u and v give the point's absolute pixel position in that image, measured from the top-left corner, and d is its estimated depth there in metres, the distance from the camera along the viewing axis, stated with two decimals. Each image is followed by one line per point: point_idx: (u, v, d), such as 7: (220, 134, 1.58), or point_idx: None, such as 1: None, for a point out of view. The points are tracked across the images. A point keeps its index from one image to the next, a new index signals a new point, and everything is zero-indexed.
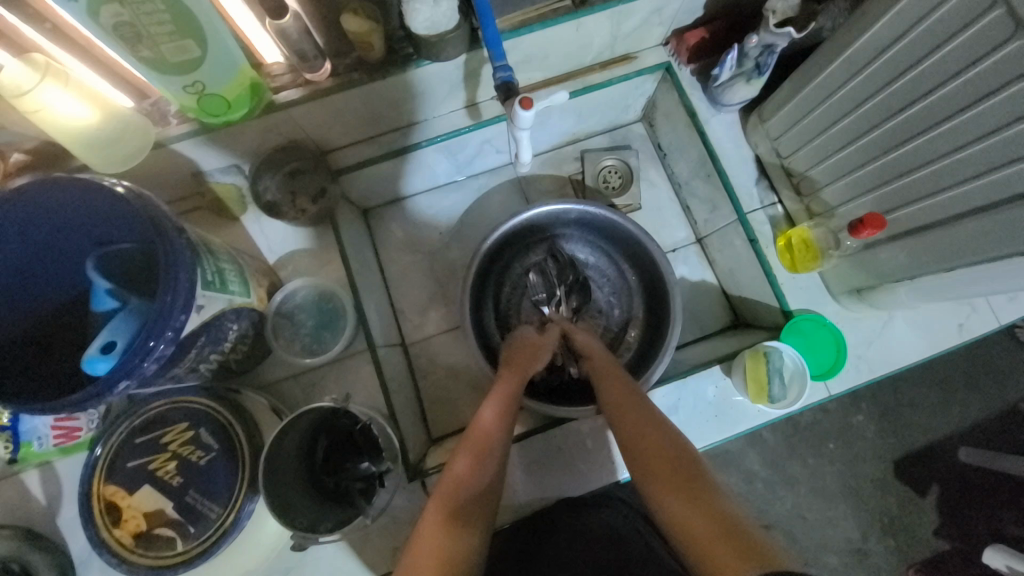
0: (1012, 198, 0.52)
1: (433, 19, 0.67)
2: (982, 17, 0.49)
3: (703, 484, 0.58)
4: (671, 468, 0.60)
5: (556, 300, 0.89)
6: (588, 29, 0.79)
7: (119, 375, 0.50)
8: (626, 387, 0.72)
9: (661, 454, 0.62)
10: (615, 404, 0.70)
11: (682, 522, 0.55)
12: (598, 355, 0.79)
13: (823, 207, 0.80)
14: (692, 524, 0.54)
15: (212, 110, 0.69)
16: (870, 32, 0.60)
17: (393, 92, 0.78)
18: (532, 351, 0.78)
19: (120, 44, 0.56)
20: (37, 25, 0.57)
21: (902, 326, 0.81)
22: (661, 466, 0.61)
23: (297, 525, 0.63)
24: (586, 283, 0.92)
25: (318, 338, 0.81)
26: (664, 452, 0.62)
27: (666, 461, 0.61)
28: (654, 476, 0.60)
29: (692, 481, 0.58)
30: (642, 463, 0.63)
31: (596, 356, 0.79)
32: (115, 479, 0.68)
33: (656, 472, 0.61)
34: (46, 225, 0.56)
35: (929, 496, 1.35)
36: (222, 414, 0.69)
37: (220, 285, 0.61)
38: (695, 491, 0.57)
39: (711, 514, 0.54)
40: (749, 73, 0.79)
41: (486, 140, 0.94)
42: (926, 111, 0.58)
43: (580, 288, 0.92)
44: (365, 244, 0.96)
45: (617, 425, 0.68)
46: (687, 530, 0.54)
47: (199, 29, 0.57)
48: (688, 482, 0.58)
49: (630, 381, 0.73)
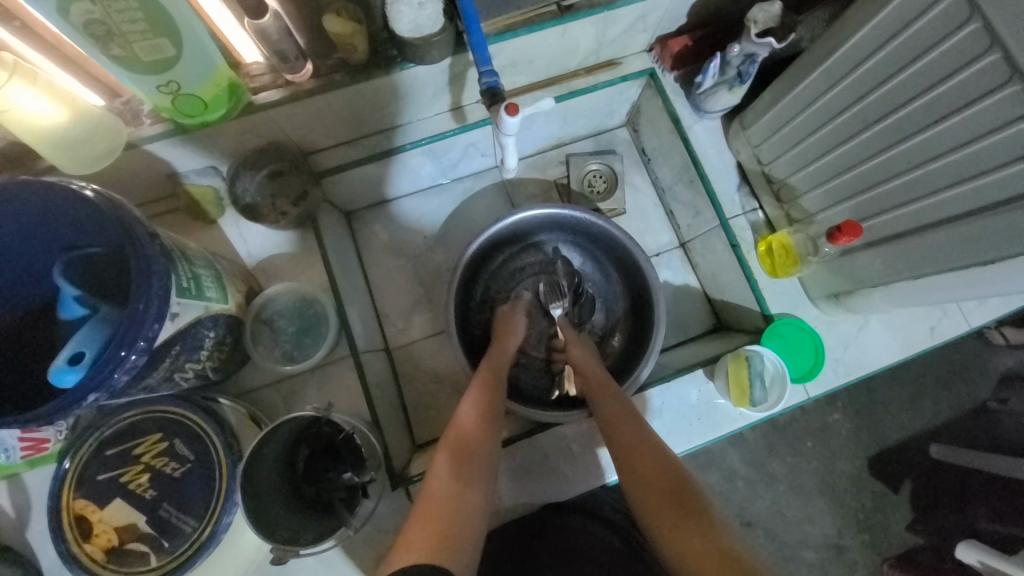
0: (983, 208, 0.54)
1: (417, 22, 0.67)
2: (958, 31, 0.51)
3: (697, 504, 0.58)
4: (665, 487, 0.60)
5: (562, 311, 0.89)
6: (573, 35, 0.79)
7: (88, 388, 0.48)
8: (615, 399, 0.72)
9: (651, 471, 0.62)
10: (609, 418, 0.70)
11: (680, 543, 0.55)
12: (588, 363, 0.79)
13: (802, 213, 0.81)
14: (687, 543, 0.54)
15: (188, 110, 0.67)
16: (848, 43, 0.62)
17: (377, 94, 0.77)
18: (511, 355, 0.80)
19: (90, 43, 0.54)
20: (5, 22, 0.54)
21: (878, 330, 0.84)
22: (654, 485, 0.61)
23: (277, 537, 0.62)
24: (585, 293, 0.93)
25: (299, 344, 0.79)
26: (657, 466, 0.62)
27: (659, 482, 0.61)
28: (647, 493, 0.60)
29: (686, 503, 0.58)
30: (633, 479, 0.63)
31: (582, 365, 0.80)
32: (85, 493, 0.65)
33: (651, 489, 0.60)
34: (4, 228, 0.53)
35: (901, 492, 1.39)
36: (197, 425, 0.67)
37: (195, 292, 0.60)
38: (688, 511, 0.57)
39: (703, 532, 0.55)
40: (731, 81, 0.80)
41: (471, 143, 0.93)
42: (902, 123, 0.60)
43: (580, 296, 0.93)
44: (347, 247, 0.94)
45: (610, 438, 0.68)
46: (683, 552, 0.54)
47: (174, 25, 0.55)
48: (681, 502, 0.58)
49: (621, 393, 0.73)
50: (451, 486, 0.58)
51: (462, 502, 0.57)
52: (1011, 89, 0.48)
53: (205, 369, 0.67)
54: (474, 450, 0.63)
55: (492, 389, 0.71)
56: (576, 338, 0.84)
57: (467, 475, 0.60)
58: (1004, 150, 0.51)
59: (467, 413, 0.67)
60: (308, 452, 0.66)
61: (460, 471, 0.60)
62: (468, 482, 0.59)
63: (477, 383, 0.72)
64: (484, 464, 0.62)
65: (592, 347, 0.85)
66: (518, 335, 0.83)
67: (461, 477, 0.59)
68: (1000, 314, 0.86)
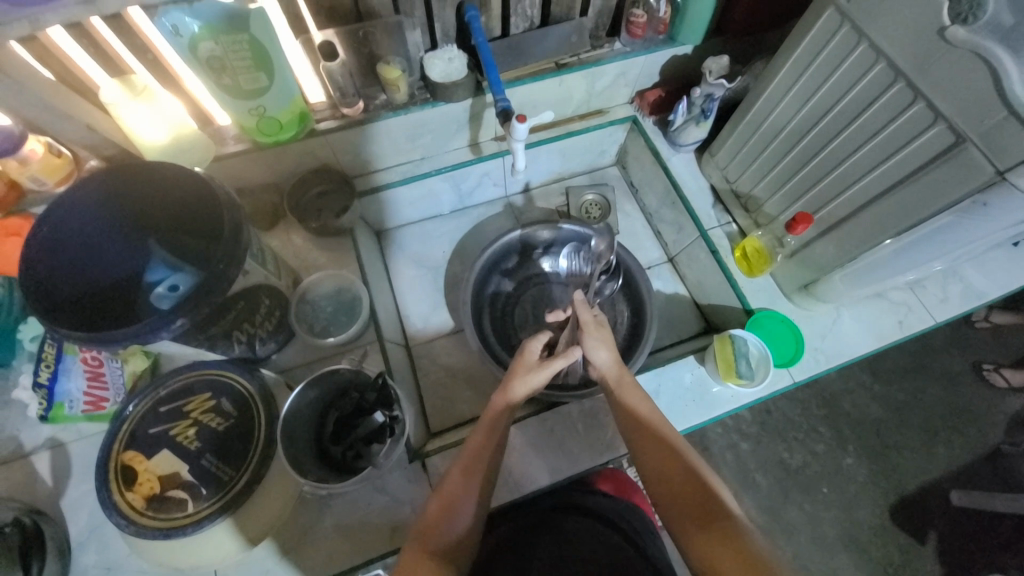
0: (895, 184, 0.68)
1: (447, 71, 0.90)
2: (853, 52, 0.68)
3: (720, 515, 0.60)
4: (685, 498, 0.63)
5: (588, 279, 1.05)
6: (569, 85, 1.00)
7: (175, 313, 0.60)
8: (632, 409, 0.73)
9: (671, 481, 0.65)
10: (627, 423, 0.73)
11: (701, 550, 0.58)
12: (609, 357, 0.77)
13: (767, 218, 0.95)
14: (709, 553, 0.57)
15: (267, 130, 0.85)
16: (779, 77, 0.80)
17: (413, 127, 0.96)
18: (527, 390, 0.73)
19: (208, 73, 0.73)
20: (141, 54, 0.74)
21: (850, 321, 0.93)
22: (677, 497, 0.63)
23: (309, 477, 0.70)
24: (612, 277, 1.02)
25: (335, 321, 0.89)
26: (672, 474, 0.65)
27: (681, 492, 0.63)
28: (673, 503, 0.63)
29: (711, 516, 0.60)
30: (657, 485, 0.66)
31: (600, 362, 0.77)
32: (136, 445, 0.72)
33: (678, 498, 0.63)
34: (107, 210, 0.69)
35: (929, 543, 1.36)
36: (244, 386, 0.76)
37: (260, 261, 0.75)
38: (712, 524, 0.59)
39: (725, 538, 0.57)
40: (698, 117, 0.99)
41: (486, 173, 1.11)
42: (827, 128, 0.75)
43: (610, 274, 1.02)
44: (378, 261, 1.08)
45: (637, 450, 0.70)
46: (708, 559, 0.56)
47: (271, 63, 0.75)
48: (702, 510, 0.61)
49: (643, 394, 0.75)
50: (458, 493, 0.65)
51: (463, 497, 0.64)
52: (897, 86, 0.64)
53: (254, 338, 0.80)
54: (482, 459, 0.67)
55: (506, 407, 0.72)
56: (599, 324, 0.79)
57: (472, 478, 0.66)
58: (902, 132, 0.65)
59: (475, 432, 0.71)
60: (338, 415, 0.75)
61: (471, 472, 0.66)
62: (473, 487, 0.65)
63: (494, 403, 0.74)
64: (490, 458, 0.68)
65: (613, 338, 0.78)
66: (531, 381, 0.74)
67: (471, 472, 0.66)
68: (961, 310, 0.96)
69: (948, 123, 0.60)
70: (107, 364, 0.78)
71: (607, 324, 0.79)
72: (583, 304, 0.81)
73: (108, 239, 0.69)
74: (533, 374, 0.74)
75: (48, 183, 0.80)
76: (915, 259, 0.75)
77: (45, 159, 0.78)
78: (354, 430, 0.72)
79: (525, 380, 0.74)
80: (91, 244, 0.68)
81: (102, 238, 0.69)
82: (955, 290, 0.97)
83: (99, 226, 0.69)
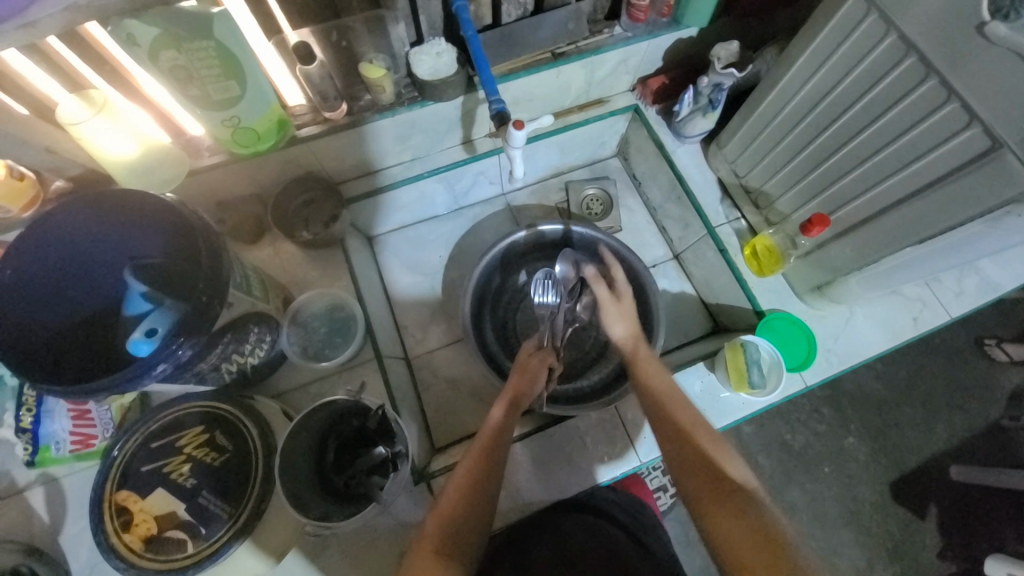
0: (927, 187, 0.63)
1: (436, 66, 0.82)
2: (880, 43, 0.62)
3: (735, 486, 0.57)
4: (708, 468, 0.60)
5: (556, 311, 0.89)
6: (566, 76, 0.93)
7: (157, 359, 0.56)
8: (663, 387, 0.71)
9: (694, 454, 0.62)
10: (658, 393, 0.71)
11: (715, 515, 0.55)
12: (624, 332, 0.83)
13: (779, 216, 0.90)
14: (724, 520, 0.54)
15: (244, 142, 0.78)
16: (794, 69, 0.74)
17: (402, 128, 0.90)
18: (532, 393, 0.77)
19: (173, 84, 0.66)
20: (98, 66, 0.67)
21: (863, 320, 0.90)
22: (695, 468, 0.61)
23: (311, 514, 0.67)
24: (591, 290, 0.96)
25: (330, 342, 0.86)
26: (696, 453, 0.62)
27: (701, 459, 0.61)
28: (686, 469, 0.61)
29: (729, 485, 0.57)
30: (676, 456, 0.64)
31: (616, 336, 0.83)
32: (129, 484, 0.69)
33: (696, 468, 0.60)
34: (80, 239, 0.64)
35: (929, 518, 1.38)
36: (237, 419, 0.73)
37: (246, 289, 0.70)
38: (731, 499, 0.56)
39: (740, 508, 0.54)
40: (705, 108, 0.93)
41: (480, 173, 1.06)
42: (849, 123, 0.70)
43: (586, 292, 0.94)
44: (371, 267, 1.04)
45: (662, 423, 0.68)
46: (721, 525, 0.54)
47: (242, 70, 0.68)
48: (721, 479, 0.58)
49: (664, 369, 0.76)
50: (463, 517, 0.62)
51: (464, 520, 0.62)
52: (930, 82, 0.59)
53: (247, 365, 0.76)
54: (485, 483, 0.65)
55: (506, 420, 0.71)
56: (617, 300, 0.86)
57: (475, 508, 0.63)
58: (934, 132, 0.60)
59: (472, 448, 0.68)
60: (337, 445, 0.72)
61: (473, 496, 0.63)
62: (477, 514, 0.63)
63: (493, 415, 0.72)
64: (491, 488, 0.65)
65: (626, 318, 0.85)
66: (532, 391, 0.77)
67: (474, 501, 0.63)
68: (978, 304, 0.93)
69: (985, 126, 0.55)
70: (92, 402, 0.76)
71: (626, 301, 0.86)
72: (599, 281, 0.87)
73: (86, 265, 0.65)
74: (536, 383, 0.78)
75: (13, 210, 0.73)
76: (947, 259, 0.71)
77: (8, 183, 0.71)
78: (356, 460, 0.70)
79: (531, 385, 0.77)
80: (61, 276, 0.64)
81: (73, 266, 0.64)
82: (971, 283, 0.94)
83: (74, 254, 0.64)
